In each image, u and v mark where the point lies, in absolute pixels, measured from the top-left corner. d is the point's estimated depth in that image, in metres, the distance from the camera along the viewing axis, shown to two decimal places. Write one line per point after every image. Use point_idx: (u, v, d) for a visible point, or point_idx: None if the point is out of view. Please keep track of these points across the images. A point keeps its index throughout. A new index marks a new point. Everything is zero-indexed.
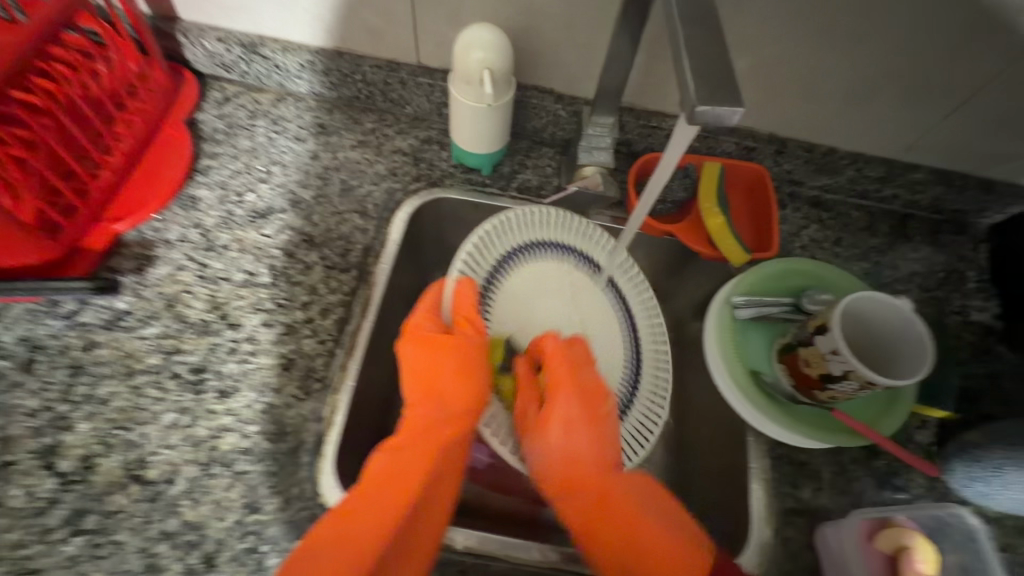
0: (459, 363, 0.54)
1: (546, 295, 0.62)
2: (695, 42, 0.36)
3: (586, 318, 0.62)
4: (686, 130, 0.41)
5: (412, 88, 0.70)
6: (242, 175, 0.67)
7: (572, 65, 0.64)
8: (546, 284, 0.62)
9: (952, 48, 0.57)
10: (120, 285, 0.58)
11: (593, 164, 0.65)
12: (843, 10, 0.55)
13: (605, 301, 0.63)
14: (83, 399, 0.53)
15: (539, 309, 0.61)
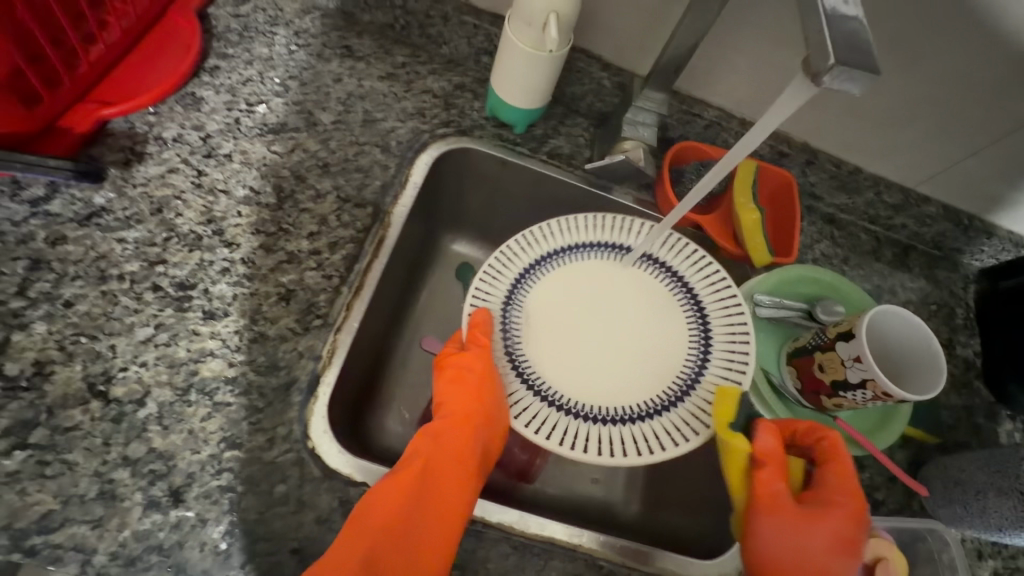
0: (457, 372, 0.50)
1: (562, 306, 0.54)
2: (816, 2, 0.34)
3: (628, 309, 0.54)
4: (789, 102, 0.36)
5: (454, 26, 0.65)
6: (254, 84, 0.61)
7: (632, 35, 0.62)
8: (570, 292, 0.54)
9: (999, 87, 0.58)
10: (103, 177, 0.51)
11: (635, 138, 0.63)
12: (908, 26, 0.55)
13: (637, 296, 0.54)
14: (42, 297, 0.46)
15: (568, 311, 0.54)
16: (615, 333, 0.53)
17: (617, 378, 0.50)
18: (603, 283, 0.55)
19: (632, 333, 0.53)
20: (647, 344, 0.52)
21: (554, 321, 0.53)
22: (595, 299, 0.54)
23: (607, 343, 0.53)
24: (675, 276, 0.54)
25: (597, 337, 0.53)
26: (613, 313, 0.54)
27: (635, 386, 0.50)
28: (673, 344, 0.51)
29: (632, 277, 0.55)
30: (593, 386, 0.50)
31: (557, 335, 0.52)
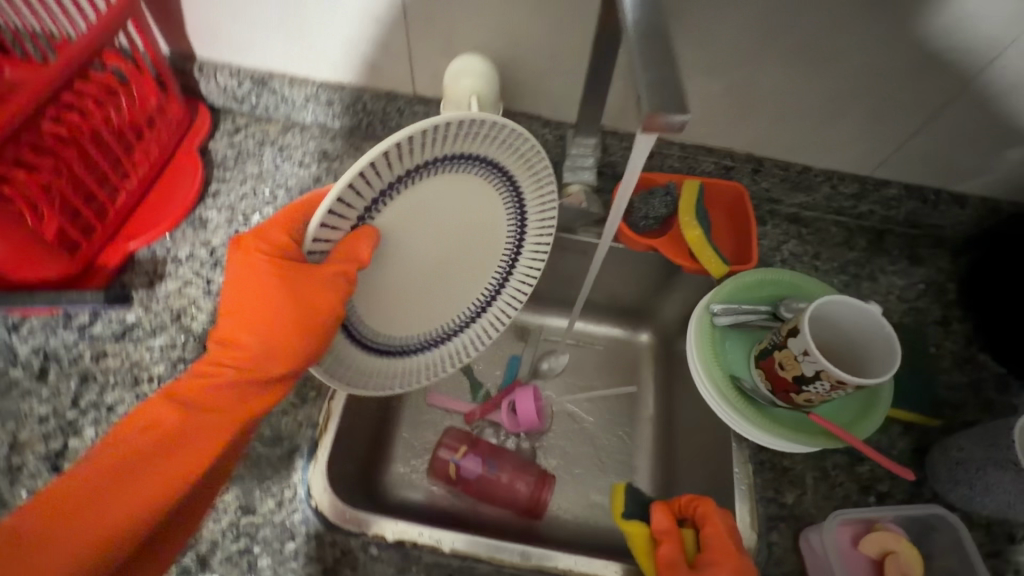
0: (281, 293, 0.45)
1: (430, 215, 0.51)
2: (658, 62, 0.40)
3: (466, 247, 0.56)
4: (643, 143, 0.43)
5: (409, 116, 0.75)
6: (249, 198, 0.72)
7: (558, 93, 0.69)
8: (439, 202, 0.50)
9: (913, 71, 0.60)
10: (133, 298, 0.62)
11: (578, 182, 0.68)
12: (807, 40, 0.58)
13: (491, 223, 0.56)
14: (89, 406, 0.56)
15: (421, 241, 0.52)
16: (443, 265, 0.55)
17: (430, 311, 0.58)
18: (468, 220, 0.54)
19: (457, 265, 0.56)
20: (464, 277, 0.58)
21: (401, 250, 0.52)
22: (450, 233, 0.53)
23: (429, 274, 0.55)
24: (523, 222, 0.58)
25: (433, 270, 0.55)
26: (463, 244, 0.55)
27: (434, 309, 0.57)
28: (484, 275, 0.59)
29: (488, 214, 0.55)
30: (399, 312, 0.55)
31: (410, 256, 0.52)
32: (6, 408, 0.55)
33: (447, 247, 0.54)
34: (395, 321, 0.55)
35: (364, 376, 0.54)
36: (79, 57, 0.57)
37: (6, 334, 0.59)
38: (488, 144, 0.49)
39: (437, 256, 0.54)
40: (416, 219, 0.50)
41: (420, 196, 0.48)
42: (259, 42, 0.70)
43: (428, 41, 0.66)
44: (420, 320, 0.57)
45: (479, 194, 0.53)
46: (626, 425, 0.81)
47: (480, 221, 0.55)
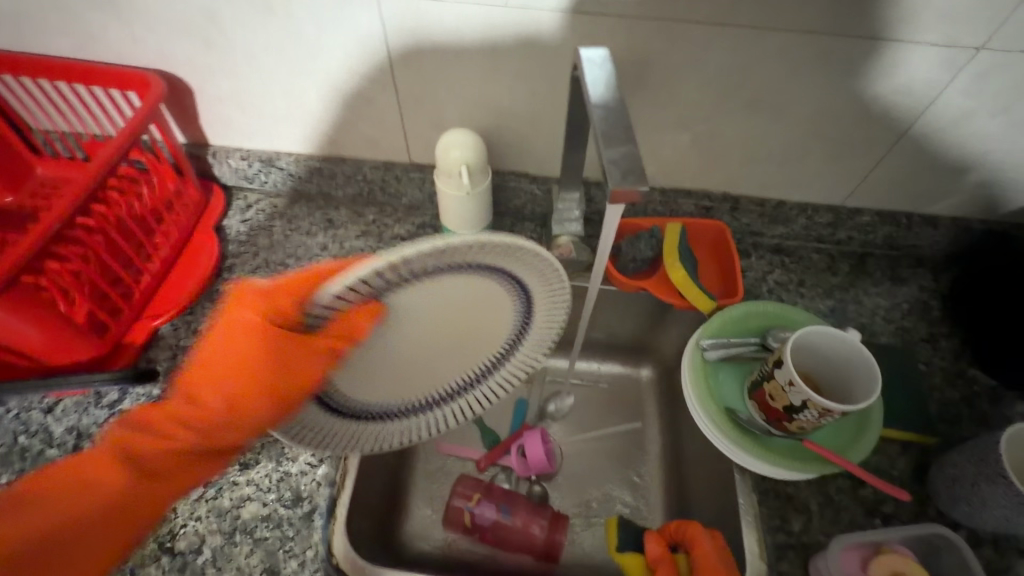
0: (258, 359, 0.44)
1: (445, 301, 0.51)
2: (619, 136, 0.46)
3: (463, 332, 0.55)
4: (613, 212, 0.48)
5: (406, 182, 0.81)
6: (262, 270, 0.77)
7: (542, 152, 0.75)
8: (459, 294, 0.51)
9: (862, 113, 0.66)
10: (158, 373, 0.67)
11: (566, 233, 0.73)
12: (763, 90, 0.65)
13: (489, 320, 0.55)
14: None
15: (428, 318, 0.52)
16: (433, 338, 0.54)
17: (403, 380, 0.55)
18: (476, 310, 0.53)
19: (448, 347, 0.55)
20: (448, 364, 0.57)
21: (404, 321, 0.51)
22: (454, 315, 0.53)
23: (420, 346, 0.54)
24: (524, 326, 0.58)
25: (422, 343, 0.54)
26: (460, 329, 0.55)
27: (407, 383, 0.55)
28: (467, 365, 0.58)
29: (494, 307, 0.54)
30: (373, 380, 0.53)
31: (411, 328, 0.52)
32: None
33: (443, 326, 0.53)
34: (370, 386, 0.53)
35: (325, 437, 0.52)
36: (111, 160, 0.63)
37: (41, 416, 0.63)
38: (515, 262, 0.49)
39: (433, 334, 0.54)
40: (432, 303, 0.50)
41: (444, 285, 0.49)
42: (268, 129, 0.77)
43: (419, 116, 0.73)
44: (389, 389, 0.55)
45: (491, 292, 0.53)
46: (636, 461, 0.82)
47: (485, 311, 0.54)
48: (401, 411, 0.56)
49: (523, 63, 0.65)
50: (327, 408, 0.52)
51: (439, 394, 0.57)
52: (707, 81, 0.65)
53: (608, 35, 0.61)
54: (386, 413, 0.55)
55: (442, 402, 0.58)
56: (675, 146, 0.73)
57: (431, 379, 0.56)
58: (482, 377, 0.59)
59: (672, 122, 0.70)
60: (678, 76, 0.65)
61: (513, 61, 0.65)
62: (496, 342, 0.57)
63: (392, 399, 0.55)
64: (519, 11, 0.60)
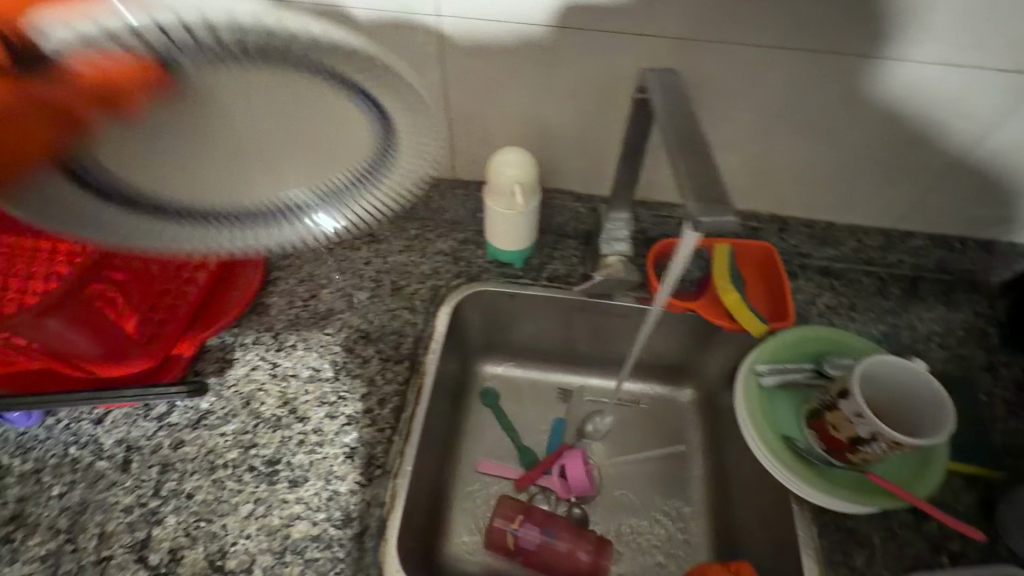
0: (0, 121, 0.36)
1: (251, 96, 0.45)
2: (694, 162, 0.46)
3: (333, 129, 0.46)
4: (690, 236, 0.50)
5: (450, 198, 0.81)
6: (307, 283, 0.77)
7: (589, 171, 0.75)
8: (283, 92, 0.45)
9: (921, 134, 0.65)
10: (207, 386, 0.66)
11: (615, 253, 0.72)
12: (823, 111, 0.64)
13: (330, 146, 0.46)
14: (170, 494, 0.58)
15: (241, 114, 0.45)
16: (287, 137, 0.46)
17: (219, 180, 0.45)
18: (249, 121, 0.45)
19: (243, 136, 0.45)
20: (315, 168, 0.45)
21: (264, 129, 0.45)
22: (258, 129, 0.45)
23: (224, 119, 0.44)
24: (392, 143, 0.46)
25: (232, 138, 0.45)
26: (264, 148, 0.45)
27: (231, 188, 0.45)
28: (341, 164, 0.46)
29: (357, 130, 0.46)
30: (151, 165, 0.43)
31: (185, 126, 0.43)
32: (92, 499, 0.58)
33: (264, 135, 0.45)
34: (182, 173, 0.44)
35: (136, 231, 0.44)
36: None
37: (91, 427, 0.63)
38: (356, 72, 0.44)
39: (251, 134, 0.45)
40: (227, 102, 0.44)
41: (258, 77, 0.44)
42: None
43: (468, 132, 0.73)
44: (182, 183, 0.44)
45: (342, 111, 0.46)
46: (678, 486, 0.81)
47: (322, 127, 0.46)
48: (240, 207, 0.45)
49: (578, 82, 0.65)
50: (83, 186, 0.41)
51: (290, 201, 0.45)
52: (764, 104, 0.64)
53: (665, 56, 0.62)
54: (167, 208, 0.44)
55: (279, 224, 0.46)
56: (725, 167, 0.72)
57: (236, 198, 0.45)
58: (347, 189, 0.46)
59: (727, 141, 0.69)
60: (733, 96, 0.64)
61: (568, 79, 0.65)
62: (360, 158, 0.46)
63: (243, 200, 0.45)
64: (579, 32, 0.61)
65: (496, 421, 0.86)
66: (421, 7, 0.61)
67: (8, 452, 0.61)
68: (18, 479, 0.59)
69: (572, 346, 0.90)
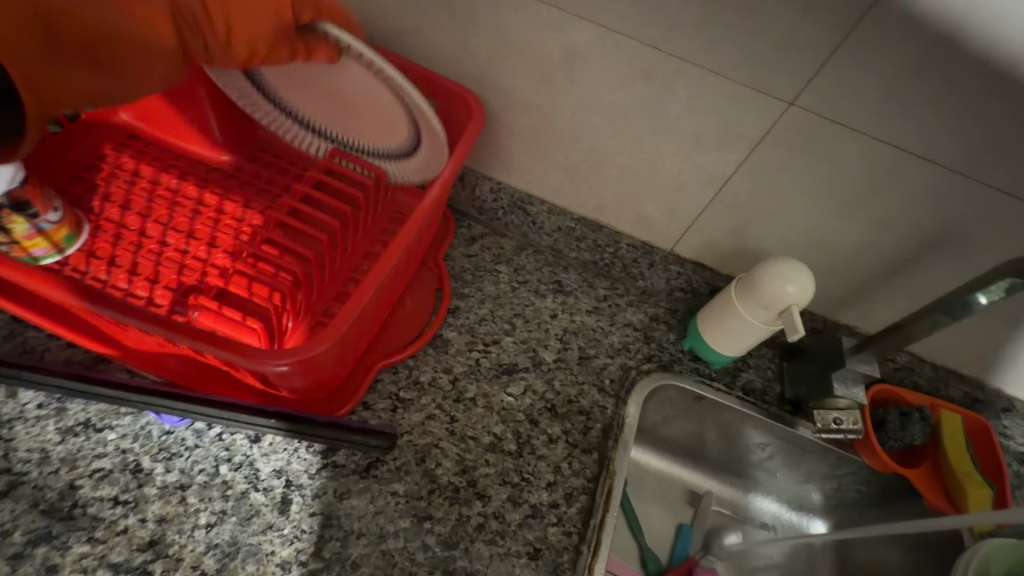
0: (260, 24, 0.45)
1: (381, 97, 0.57)
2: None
3: (365, 115, 0.61)
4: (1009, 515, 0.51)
5: (658, 269, 0.73)
6: (488, 323, 0.68)
7: (834, 292, 0.67)
8: (390, 113, 0.59)
9: None
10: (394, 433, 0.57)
11: (849, 399, 0.65)
12: None
13: (392, 138, 0.62)
14: (334, 558, 0.50)
15: (365, 88, 0.57)
16: (372, 113, 0.60)
17: (359, 122, 0.62)
18: (371, 98, 0.57)
19: (364, 105, 0.59)
20: (344, 122, 0.63)
21: (342, 84, 0.58)
22: (377, 106, 0.58)
23: (354, 93, 0.58)
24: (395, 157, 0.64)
25: (362, 107, 0.60)
26: (370, 111, 0.60)
27: (348, 128, 0.64)
28: (365, 139, 0.64)
29: (396, 140, 0.62)
30: (325, 100, 0.61)
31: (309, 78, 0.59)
32: (245, 542, 0.49)
33: (378, 111, 0.59)
34: (333, 116, 0.63)
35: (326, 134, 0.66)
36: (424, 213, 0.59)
37: (246, 445, 0.54)
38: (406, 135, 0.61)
39: (369, 108, 0.59)
40: (376, 94, 0.57)
41: (395, 109, 0.58)
42: (540, 171, 0.69)
43: (722, 217, 0.65)
44: (344, 96, 0.59)
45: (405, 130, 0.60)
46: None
47: (385, 113, 0.59)
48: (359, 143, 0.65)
49: (894, 213, 0.57)
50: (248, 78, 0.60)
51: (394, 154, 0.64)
52: None
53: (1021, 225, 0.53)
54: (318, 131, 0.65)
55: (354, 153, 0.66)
56: (983, 336, 0.65)
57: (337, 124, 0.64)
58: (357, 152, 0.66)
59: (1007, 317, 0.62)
60: None
61: (885, 210, 0.56)
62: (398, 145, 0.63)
63: (338, 110, 0.62)
64: (936, 169, 0.51)
65: (622, 513, 0.79)
66: (778, 89, 0.51)
67: (148, 454, 0.51)
68: (158, 492, 0.50)
69: (708, 450, 0.82)
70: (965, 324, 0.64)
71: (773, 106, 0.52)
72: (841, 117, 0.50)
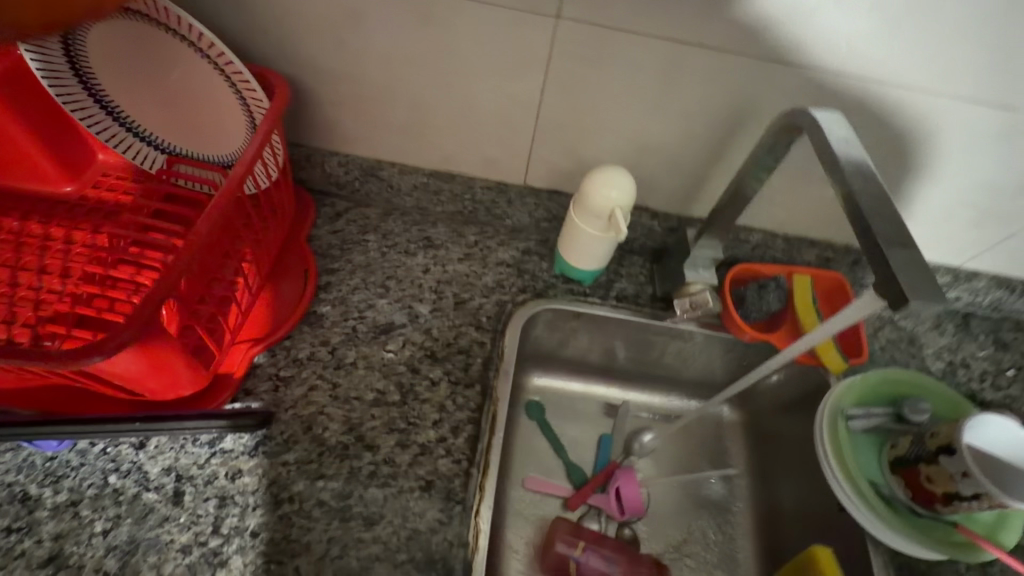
0: None
1: (213, 86, 0.63)
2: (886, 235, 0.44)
3: (199, 109, 0.65)
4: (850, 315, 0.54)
5: (517, 205, 0.76)
6: (361, 291, 0.71)
7: (676, 189, 0.70)
8: (219, 102, 0.64)
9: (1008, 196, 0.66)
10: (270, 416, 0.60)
11: (700, 281, 0.70)
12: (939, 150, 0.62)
13: (223, 134, 0.67)
14: (232, 531, 0.53)
15: (200, 77, 0.63)
16: (203, 104, 0.65)
17: (186, 117, 0.66)
18: (205, 86, 0.63)
19: (196, 96, 0.64)
20: (170, 120, 0.66)
21: (174, 75, 0.63)
22: (208, 97, 0.64)
23: (187, 82, 0.63)
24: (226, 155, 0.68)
25: (192, 99, 0.64)
26: (203, 103, 0.65)
27: (173, 127, 0.66)
28: (194, 140, 0.68)
29: (226, 134, 0.67)
30: (152, 92, 0.64)
31: (134, 66, 0.61)
32: (143, 537, 0.52)
33: (209, 102, 0.64)
34: (159, 114, 0.65)
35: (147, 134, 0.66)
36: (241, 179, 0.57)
37: (133, 453, 0.56)
38: (236, 125, 0.66)
39: (200, 100, 0.64)
40: (210, 84, 0.63)
41: (226, 98, 0.64)
42: (377, 137, 0.70)
43: (553, 142, 0.67)
44: (173, 87, 0.63)
45: (236, 123, 0.66)
46: (720, 513, 0.82)
47: (216, 104, 0.65)
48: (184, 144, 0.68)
49: (695, 102, 0.60)
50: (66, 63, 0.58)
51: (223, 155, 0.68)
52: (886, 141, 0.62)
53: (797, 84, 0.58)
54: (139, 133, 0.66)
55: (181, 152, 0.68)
56: (817, 199, 0.70)
57: (161, 121, 0.66)
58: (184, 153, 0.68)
59: (813, 171, 0.67)
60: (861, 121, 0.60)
61: (682, 100, 0.60)
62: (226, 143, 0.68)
63: (166, 108, 0.65)
64: (710, 52, 0.55)
65: (542, 436, 0.83)
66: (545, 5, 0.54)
67: (36, 481, 0.54)
68: (51, 513, 0.52)
69: (616, 361, 0.87)
70: (777, 185, 0.68)
71: (546, 23, 0.55)
72: (613, 21, 0.54)
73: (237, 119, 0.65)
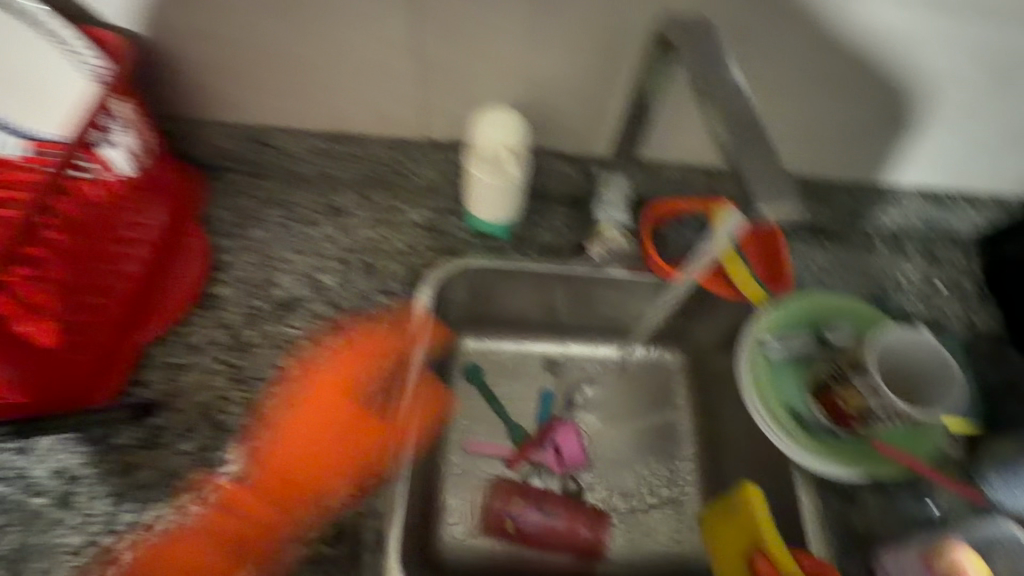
0: None
1: (45, 59, 0.57)
2: (739, 138, 0.48)
3: (29, 85, 0.58)
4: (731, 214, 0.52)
5: (422, 161, 0.70)
6: (261, 267, 0.67)
7: (582, 128, 0.67)
8: (54, 75, 0.58)
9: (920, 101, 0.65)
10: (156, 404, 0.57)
11: (612, 223, 0.67)
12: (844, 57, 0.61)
13: (59, 112, 0.59)
14: (128, 527, 0.51)
15: (29, 51, 0.57)
16: (35, 80, 0.58)
17: (18, 95, 0.58)
18: (37, 60, 0.57)
19: (28, 73, 0.57)
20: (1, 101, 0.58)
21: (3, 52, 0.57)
22: (41, 73, 0.57)
23: (16, 57, 0.57)
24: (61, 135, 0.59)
25: (23, 75, 0.57)
26: (34, 79, 0.58)
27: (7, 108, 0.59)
28: (26, 118, 0.59)
29: (62, 111, 0.59)
30: None
31: None
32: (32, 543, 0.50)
33: (42, 78, 0.57)
34: None
35: None
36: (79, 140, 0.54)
37: (17, 458, 0.53)
38: (73, 99, 0.58)
39: (32, 76, 0.57)
40: (41, 59, 0.57)
41: (61, 71, 0.57)
42: (260, 99, 0.66)
43: (444, 88, 0.63)
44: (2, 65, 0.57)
45: (72, 96, 0.58)
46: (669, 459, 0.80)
47: (51, 77, 0.58)
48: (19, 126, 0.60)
49: (577, 27, 0.57)
50: None
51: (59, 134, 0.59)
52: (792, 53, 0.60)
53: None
54: None
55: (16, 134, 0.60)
56: None
57: None
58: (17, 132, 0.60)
59: (692, 96, 0.64)
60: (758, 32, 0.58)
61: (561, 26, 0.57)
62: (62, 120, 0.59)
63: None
64: None
65: (481, 398, 0.81)
66: None
67: None
68: None
69: (558, 315, 0.82)
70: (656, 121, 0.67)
71: None
72: None
73: (73, 92, 0.58)
